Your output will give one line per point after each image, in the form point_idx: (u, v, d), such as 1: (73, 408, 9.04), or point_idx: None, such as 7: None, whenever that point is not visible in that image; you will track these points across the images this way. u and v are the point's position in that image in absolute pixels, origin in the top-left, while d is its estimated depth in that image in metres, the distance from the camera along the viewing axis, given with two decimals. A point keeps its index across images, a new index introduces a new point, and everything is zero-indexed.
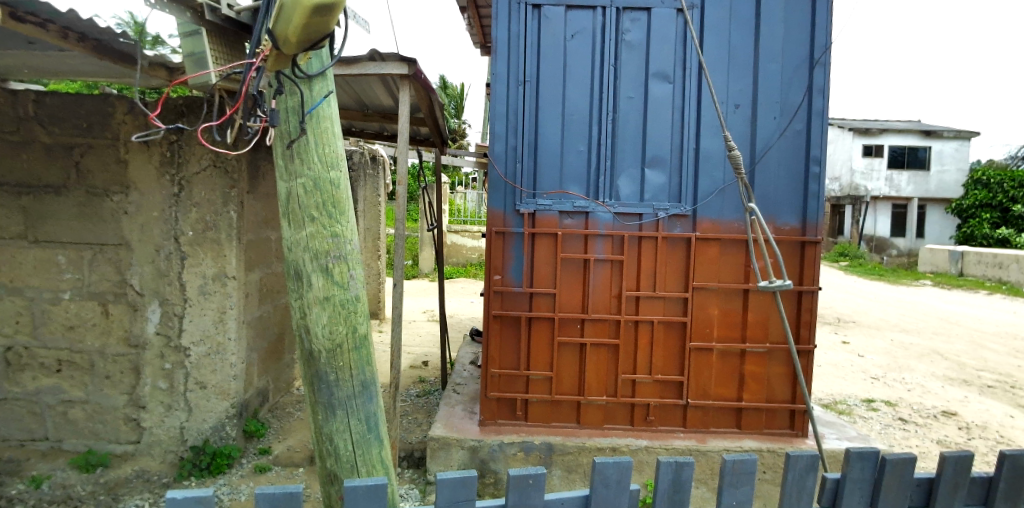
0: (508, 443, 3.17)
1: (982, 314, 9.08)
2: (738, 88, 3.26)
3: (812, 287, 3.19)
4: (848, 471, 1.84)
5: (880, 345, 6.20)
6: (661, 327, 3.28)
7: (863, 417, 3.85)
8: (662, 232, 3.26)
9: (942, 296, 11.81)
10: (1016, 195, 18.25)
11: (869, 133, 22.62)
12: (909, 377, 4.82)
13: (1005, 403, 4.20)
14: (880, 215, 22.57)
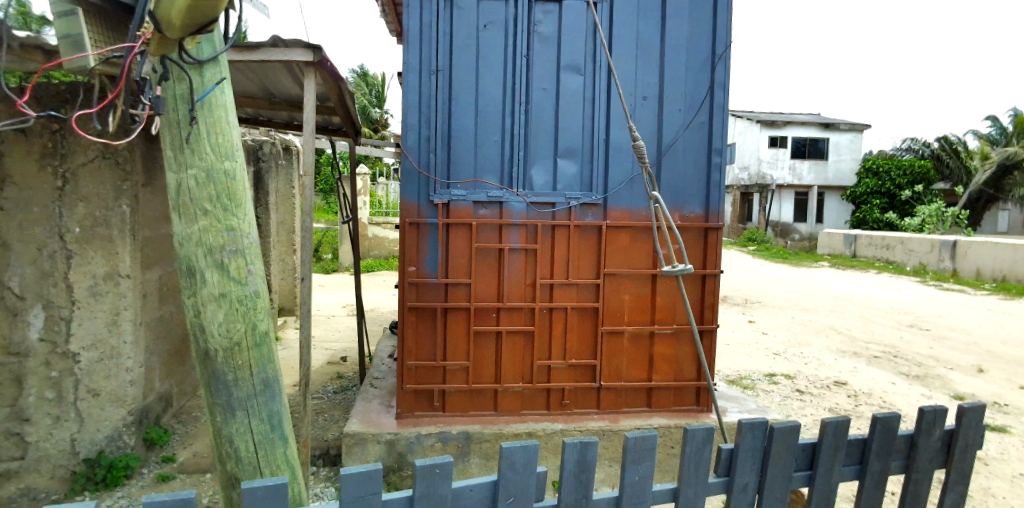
0: (425, 434, 3.16)
1: (870, 292, 9.94)
2: (646, 81, 3.33)
3: (715, 271, 3.31)
4: (740, 441, 1.95)
5: (782, 322, 6.64)
6: (574, 313, 3.35)
7: (765, 390, 4.07)
8: (574, 221, 3.32)
9: (837, 276, 12.80)
10: (901, 182, 20.01)
11: (774, 125, 23.85)
12: (807, 351, 5.18)
13: (887, 371, 4.61)
14: (784, 202, 24.06)
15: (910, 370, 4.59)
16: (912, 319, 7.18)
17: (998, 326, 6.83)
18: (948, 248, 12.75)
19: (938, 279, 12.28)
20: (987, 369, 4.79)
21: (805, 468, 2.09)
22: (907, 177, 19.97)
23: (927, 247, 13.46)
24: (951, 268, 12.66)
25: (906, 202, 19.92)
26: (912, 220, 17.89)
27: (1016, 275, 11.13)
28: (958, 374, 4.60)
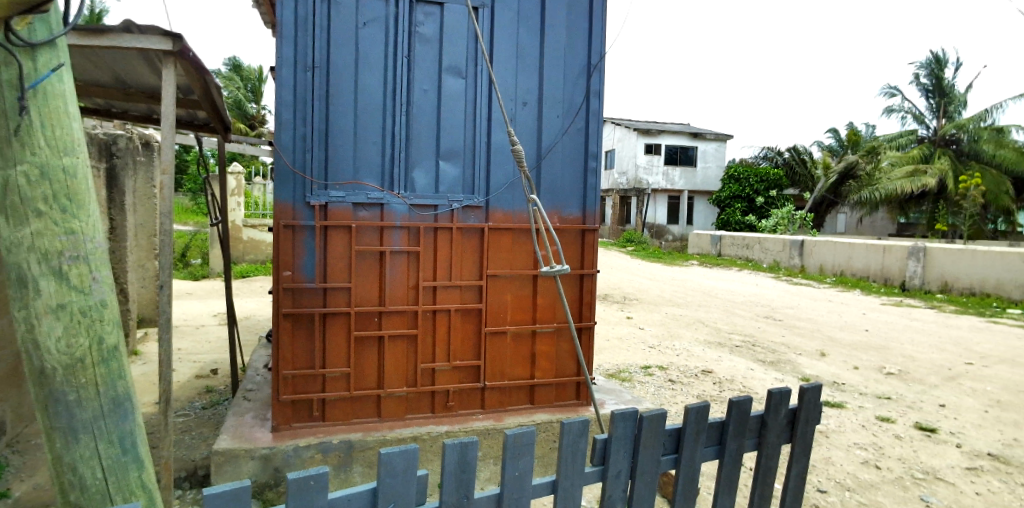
0: (304, 446, 3.03)
1: (733, 288, 10.98)
2: (526, 86, 3.42)
3: (592, 271, 3.50)
4: (613, 431, 2.04)
5: (657, 317, 7.13)
6: (458, 315, 3.37)
7: (641, 381, 4.34)
8: (456, 223, 3.35)
9: (706, 274, 13.99)
10: (758, 188, 22.31)
11: (649, 134, 25.50)
12: (678, 343, 5.62)
13: (747, 359, 5.11)
14: (659, 205, 26.07)
15: (765, 357, 5.13)
16: (766, 310, 8.05)
17: (834, 314, 7.85)
18: (797, 246, 14.41)
19: (789, 274, 13.91)
20: (826, 352, 5.48)
21: (672, 451, 2.25)
22: (763, 183, 22.27)
23: (779, 246, 15.11)
24: (800, 264, 14.30)
25: (761, 207, 22.25)
26: (768, 221, 20.11)
27: (850, 270, 12.85)
28: (803, 358, 5.21)
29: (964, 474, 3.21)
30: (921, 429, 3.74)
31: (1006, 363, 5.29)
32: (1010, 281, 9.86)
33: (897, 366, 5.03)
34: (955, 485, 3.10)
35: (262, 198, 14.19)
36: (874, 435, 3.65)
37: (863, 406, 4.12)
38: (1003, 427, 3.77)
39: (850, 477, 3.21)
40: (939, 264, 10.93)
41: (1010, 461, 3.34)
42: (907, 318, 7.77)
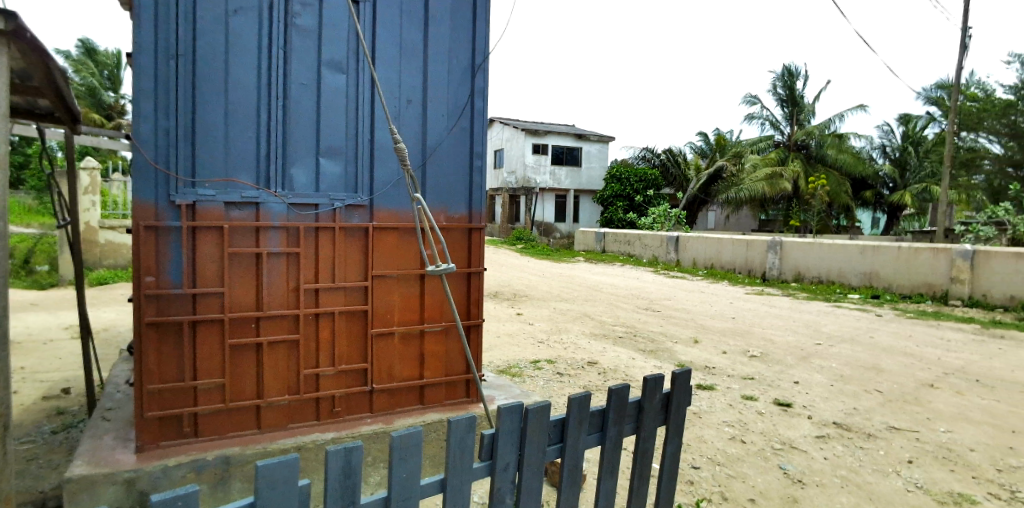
0: (174, 465, 2.82)
1: (616, 282, 11.60)
2: (410, 83, 3.39)
3: (479, 269, 3.55)
4: (500, 425, 2.04)
5: (546, 313, 7.40)
6: (342, 318, 3.30)
7: (531, 376, 4.46)
8: (339, 223, 3.26)
9: (590, 270, 14.63)
10: (638, 188, 23.70)
11: (537, 134, 26.36)
12: (566, 337, 5.87)
13: (629, 349, 5.43)
14: (546, 204, 27.31)
15: (646, 347, 5.49)
16: (644, 302, 8.63)
17: (706, 303, 8.57)
18: (672, 242, 15.44)
19: (666, 269, 14.92)
20: (698, 339, 5.95)
21: (557, 440, 2.26)
22: (642, 183, 23.69)
23: (657, 242, 16.16)
24: (676, 259, 15.35)
25: (640, 204, 23.64)
26: (646, 218, 21.17)
27: (719, 264, 14.00)
28: (679, 346, 5.63)
29: (815, 442, 3.60)
30: (779, 405, 4.16)
31: (845, 341, 6.05)
32: (849, 269, 11.25)
33: (759, 349, 5.57)
34: (807, 453, 3.47)
35: (121, 196, 13.13)
36: (740, 412, 4.01)
37: (730, 386, 4.52)
38: (845, 398, 4.29)
39: (719, 452, 3.49)
40: (793, 256, 12.26)
41: (851, 427, 3.79)
42: (768, 305, 8.67)
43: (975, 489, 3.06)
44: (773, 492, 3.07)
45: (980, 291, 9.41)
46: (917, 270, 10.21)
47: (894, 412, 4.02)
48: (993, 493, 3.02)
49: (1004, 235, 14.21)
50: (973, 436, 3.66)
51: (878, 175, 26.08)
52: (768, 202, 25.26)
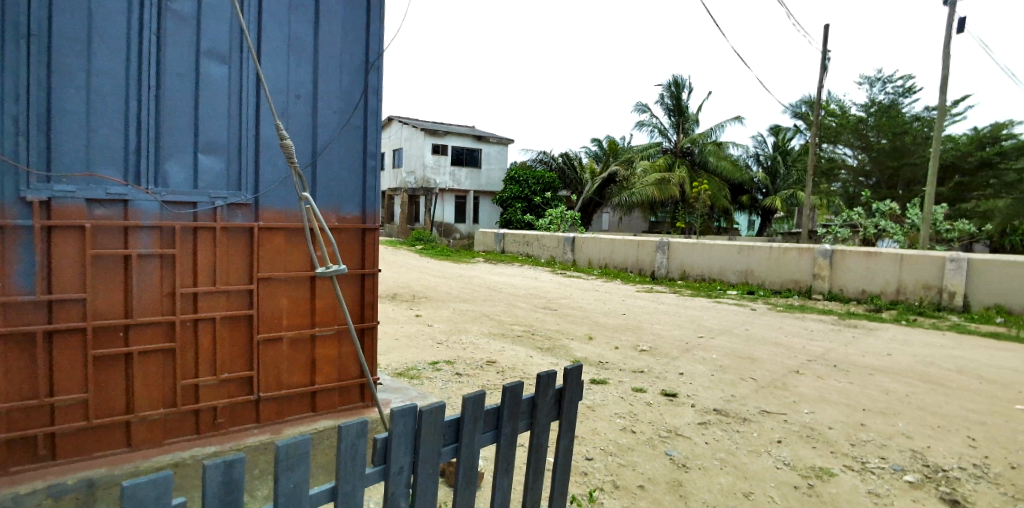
0: (24, 494, 2.51)
1: (515, 282, 11.82)
2: (299, 78, 3.26)
3: (372, 271, 3.50)
4: (393, 427, 1.89)
5: (445, 314, 7.41)
6: (225, 323, 3.13)
7: (429, 377, 4.43)
8: (220, 222, 3.08)
9: (490, 270, 14.76)
10: (536, 190, 24.57)
11: (436, 135, 26.45)
12: (465, 337, 5.91)
13: (527, 347, 5.57)
14: (446, 204, 27.36)
15: (543, 344, 5.65)
16: (541, 301, 8.90)
17: (600, 302, 8.98)
18: (568, 243, 15.99)
19: (563, 268, 15.45)
20: (593, 335, 6.23)
21: (451, 441, 2.15)
22: (540, 186, 24.62)
23: (553, 243, 16.60)
24: (572, 258, 15.90)
25: (537, 206, 24.62)
26: (544, 219, 21.71)
27: (612, 263, 14.68)
28: (575, 343, 5.85)
29: (698, 428, 3.87)
30: (666, 395, 4.44)
31: (723, 333, 6.58)
32: (728, 267, 12.19)
33: (648, 343, 5.92)
34: (691, 438, 3.72)
35: None
36: (631, 404, 4.23)
37: (622, 380, 4.75)
38: (724, 386, 4.66)
39: (611, 443, 3.64)
40: (679, 255, 13.10)
41: (729, 413, 4.12)
42: (656, 302, 9.24)
43: (833, 462, 3.42)
44: (660, 478, 3.25)
45: (836, 286, 10.58)
46: (785, 268, 11.28)
47: (766, 397, 4.42)
48: (847, 465, 3.40)
49: (856, 236, 16.16)
50: (831, 415, 4.11)
51: (753, 181, 28.54)
52: (657, 205, 27.04)
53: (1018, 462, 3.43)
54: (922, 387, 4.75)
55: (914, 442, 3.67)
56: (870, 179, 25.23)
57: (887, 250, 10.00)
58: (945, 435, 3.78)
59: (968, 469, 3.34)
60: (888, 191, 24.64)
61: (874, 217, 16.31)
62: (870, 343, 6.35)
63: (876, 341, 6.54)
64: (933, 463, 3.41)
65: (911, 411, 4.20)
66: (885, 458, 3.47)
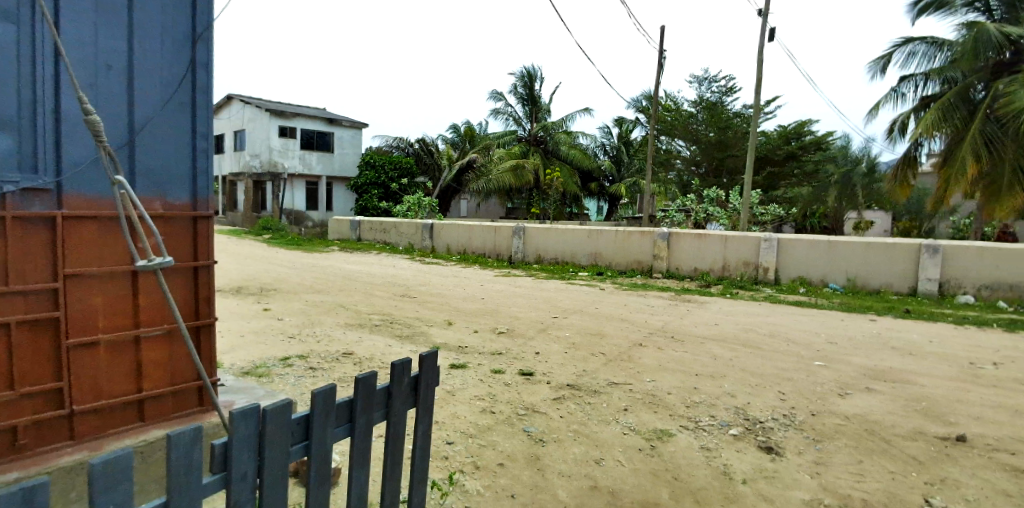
0: None
1: (373, 271, 11.52)
2: (109, 43, 2.81)
3: (207, 263, 3.23)
4: (233, 432, 1.63)
5: (297, 306, 7.04)
6: (22, 330, 2.53)
7: (280, 374, 4.20)
8: (8, 210, 2.45)
9: (346, 259, 14.20)
10: (393, 176, 24.61)
11: (283, 116, 25.16)
12: (319, 330, 5.67)
13: (386, 336, 5.49)
14: (296, 191, 26.14)
15: (402, 332, 5.60)
16: (400, 288, 8.83)
17: (459, 287, 9.11)
18: (427, 230, 16.06)
19: (422, 256, 15.43)
20: (453, 321, 6.31)
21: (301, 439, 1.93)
22: (397, 172, 24.70)
23: (412, 229, 16.69)
24: (431, 245, 15.97)
25: (394, 193, 24.68)
26: (401, 206, 21.60)
27: (471, 249, 15.01)
28: (435, 329, 5.88)
29: (553, 403, 4.08)
30: (524, 375, 4.62)
31: (576, 312, 7.02)
32: (579, 251, 12.96)
33: (506, 325, 6.14)
34: (547, 414, 3.90)
35: None
36: (490, 386, 4.35)
37: (481, 363, 4.87)
38: (577, 362, 4.97)
39: (471, 425, 3.70)
40: (535, 241, 13.64)
41: (582, 387, 4.39)
42: (514, 285, 9.61)
43: (672, 423, 3.80)
44: (519, 454, 3.38)
45: (673, 265, 11.77)
46: (629, 250, 12.28)
47: (614, 370, 4.79)
48: (683, 425, 3.79)
49: (689, 220, 18.11)
50: (669, 381, 4.56)
51: (600, 169, 30.78)
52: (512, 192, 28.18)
53: (815, 409, 4.07)
54: (741, 351, 5.46)
55: (736, 399, 4.20)
56: (699, 168, 28.52)
57: (714, 232, 11.37)
58: (761, 391, 4.38)
59: (778, 419, 3.90)
60: (713, 180, 28.23)
61: (703, 202, 18.38)
62: (701, 315, 7.16)
63: (705, 313, 7.40)
64: (751, 417, 3.93)
65: (733, 372, 4.81)
66: (714, 416, 3.93)
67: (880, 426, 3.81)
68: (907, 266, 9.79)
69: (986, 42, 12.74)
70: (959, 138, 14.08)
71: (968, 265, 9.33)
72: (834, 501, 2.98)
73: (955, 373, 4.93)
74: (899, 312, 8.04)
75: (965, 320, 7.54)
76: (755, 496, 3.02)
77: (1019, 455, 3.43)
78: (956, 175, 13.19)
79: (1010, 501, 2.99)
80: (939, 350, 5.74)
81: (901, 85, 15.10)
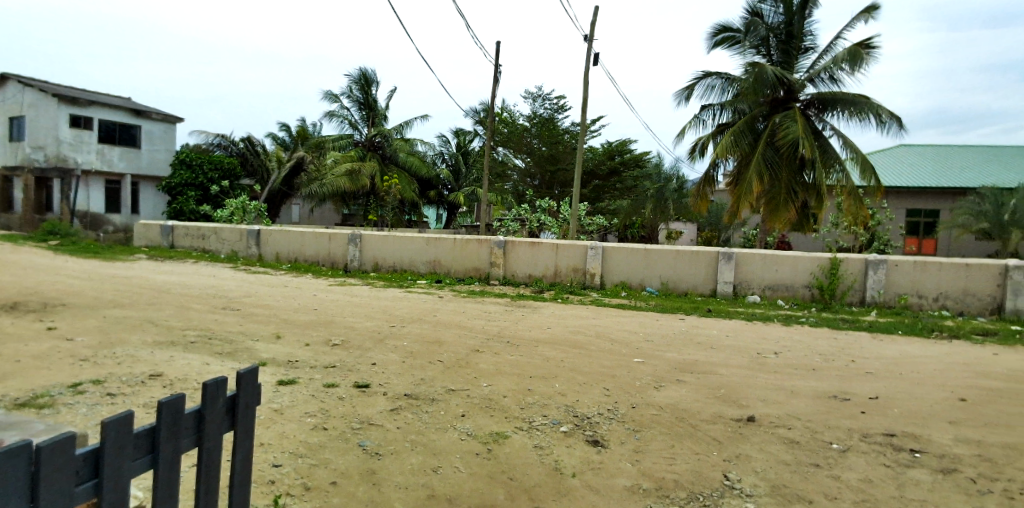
0: None
1: (191, 282, 10.37)
2: None
3: None
4: None
5: (91, 323, 6.13)
6: None
7: (67, 405, 3.63)
8: None
9: (155, 269, 12.57)
10: (212, 177, 22.92)
11: (77, 103, 21.94)
12: (120, 350, 4.99)
13: (203, 354, 5.00)
14: (93, 190, 22.98)
15: (222, 349, 5.15)
16: (222, 301, 8.08)
17: (290, 298, 8.61)
18: (254, 236, 14.78)
19: (247, 264, 14.10)
20: (281, 334, 5.94)
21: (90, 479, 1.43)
22: (217, 172, 23.05)
23: (236, 236, 15.18)
24: (257, 253, 14.78)
25: (214, 196, 23.01)
26: (223, 211, 19.52)
27: (302, 257, 14.16)
28: (261, 344, 5.49)
29: (390, 415, 4.01)
30: (359, 387, 4.50)
31: (415, 321, 7.00)
32: (418, 259, 12.97)
33: (341, 337, 5.94)
34: (383, 426, 3.83)
35: None
36: (322, 401, 4.16)
37: (313, 377, 4.65)
38: (416, 371, 4.96)
39: (301, 445, 3.50)
40: (372, 248, 13.37)
41: (419, 396, 4.38)
42: (349, 295, 9.30)
43: (506, 425, 3.93)
44: (353, 471, 3.25)
45: (509, 272, 12.28)
46: (468, 258, 12.57)
47: (453, 376, 4.86)
48: (518, 426, 3.95)
49: (524, 228, 19.06)
50: (505, 384, 4.72)
51: (438, 178, 31.63)
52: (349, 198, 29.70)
53: (634, 402, 4.48)
54: (572, 352, 5.84)
55: (566, 398, 4.47)
56: (533, 180, 29.68)
57: (546, 241, 12.07)
58: (590, 389, 4.72)
59: (604, 413, 4.22)
60: (545, 191, 29.39)
61: (536, 212, 19.44)
62: (536, 320, 7.57)
63: (540, 317, 7.83)
64: (580, 413, 4.21)
65: (564, 372, 5.12)
66: (546, 415, 4.14)
67: (688, 413, 4.30)
68: (707, 271, 11.23)
69: (764, 80, 14.91)
70: (744, 162, 16.17)
71: (756, 268, 10.94)
72: (650, 485, 3.29)
73: (746, 362, 5.74)
74: (703, 311, 9.18)
75: (754, 316, 8.84)
76: (584, 487, 3.22)
77: (793, 429, 4.08)
78: (745, 193, 15.26)
79: (787, 468, 3.54)
80: (732, 343, 6.67)
81: (701, 113, 17.00)
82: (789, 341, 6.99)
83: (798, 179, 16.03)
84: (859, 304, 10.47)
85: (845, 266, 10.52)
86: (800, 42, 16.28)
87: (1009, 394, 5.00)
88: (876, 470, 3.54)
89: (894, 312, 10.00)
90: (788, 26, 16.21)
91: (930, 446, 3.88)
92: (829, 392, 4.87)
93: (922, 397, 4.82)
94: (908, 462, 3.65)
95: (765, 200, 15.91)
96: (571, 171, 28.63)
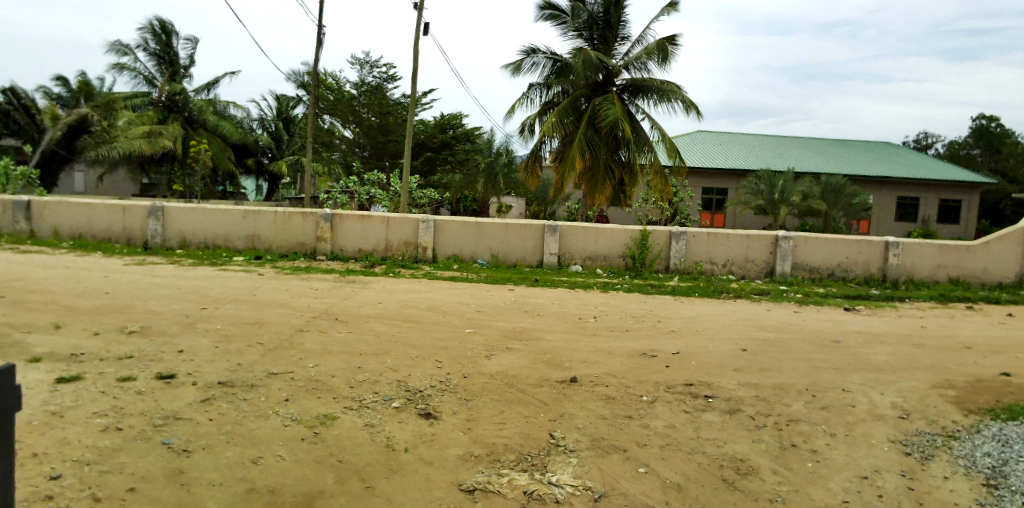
0: None
1: None
2: None
3: None
4: None
5: None
6: None
7: None
8: None
9: None
10: None
11: None
12: None
13: None
14: None
15: None
16: None
17: (71, 281, 7.41)
18: (21, 208, 12.44)
19: (13, 242, 11.85)
20: (62, 324, 5.12)
21: None
22: None
23: None
24: (28, 229, 12.48)
25: None
26: None
27: (89, 233, 12.28)
28: (33, 337, 4.66)
29: (201, 407, 3.66)
30: (162, 378, 4.05)
31: (232, 302, 6.46)
32: (233, 234, 11.99)
33: (140, 323, 5.29)
34: (193, 420, 3.49)
35: None
36: (115, 398, 3.67)
37: (104, 372, 4.08)
38: (232, 356, 4.58)
39: (89, 450, 3.05)
40: (177, 222, 12.04)
41: (236, 383, 4.06)
42: (149, 275, 8.28)
43: (335, 407, 3.81)
44: (155, 473, 2.91)
45: (338, 246, 11.88)
46: (291, 231, 11.91)
47: (275, 360, 4.57)
48: (347, 406, 3.85)
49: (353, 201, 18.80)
50: (334, 364, 4.56)
51: (257, 142, 30.46)
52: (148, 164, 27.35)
53: (466, 372, 4.60)
54: (405, 326, 5.83)
55: (398, 373, 4.45)
56: (363, 150, 28.60)
57: (376, 214, 11.85)
58: (422, 362, 4.74)
59: (436, 385, 4.28)
60: (376, 162, 28.53)
61: (366, 184, 19.15)
62: (367, 295, 7.43)
63: (371, 293, 7.69)
64: (412, 388, 4.21)
65: (395, 348, 5.08)
66: (377, 392, 4.08)
67: (516, 379, 4.53)
68: (534, 243, 11.88)
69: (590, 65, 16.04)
70: (569, 140, 17.23)
71: (576, 240, 11.80)
72: (481, 452, 3.40)
73: (570, 327, 6.22)
74: (530, 282, 9.71)
75: (575, 285, 9.53)
76: (416, 460, 3.24)
77: (609, 386, 4.50)
78: (568, 169, 16.36)
79: (604, 422, 3.89)
80: (556, 310, 7.15)
81: (529, 91, 17.67)
82: (604, 306, 7.69)
83: (615, 158, 17.47)
84: (665, 271, 11.81)
85: (654, 237, 11.78)
86: (617, 31, 17.66)
87: (776, 342, 6.02)
88: (678, 416, 4.04)
89: (691, 278, 11.48)
90: (605, 15, 17.47)
91: (719, 391, 4.52)
92: (640, 351, 5.44)
93: (713, 350, 5.60)
94: (703, 407, 4.21)
95: (587, 177, 17.19)
96: (402, 143, 28.13)
